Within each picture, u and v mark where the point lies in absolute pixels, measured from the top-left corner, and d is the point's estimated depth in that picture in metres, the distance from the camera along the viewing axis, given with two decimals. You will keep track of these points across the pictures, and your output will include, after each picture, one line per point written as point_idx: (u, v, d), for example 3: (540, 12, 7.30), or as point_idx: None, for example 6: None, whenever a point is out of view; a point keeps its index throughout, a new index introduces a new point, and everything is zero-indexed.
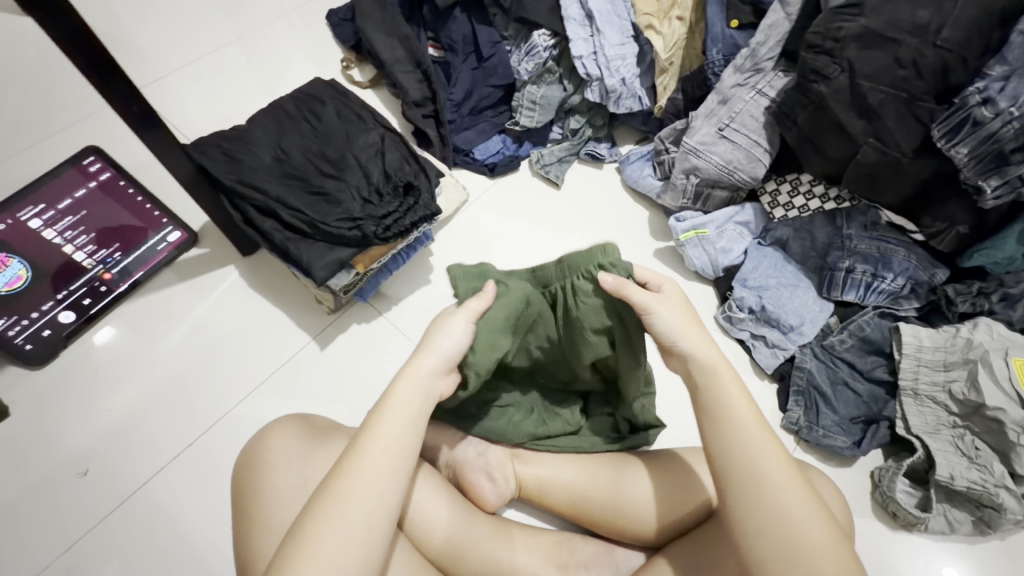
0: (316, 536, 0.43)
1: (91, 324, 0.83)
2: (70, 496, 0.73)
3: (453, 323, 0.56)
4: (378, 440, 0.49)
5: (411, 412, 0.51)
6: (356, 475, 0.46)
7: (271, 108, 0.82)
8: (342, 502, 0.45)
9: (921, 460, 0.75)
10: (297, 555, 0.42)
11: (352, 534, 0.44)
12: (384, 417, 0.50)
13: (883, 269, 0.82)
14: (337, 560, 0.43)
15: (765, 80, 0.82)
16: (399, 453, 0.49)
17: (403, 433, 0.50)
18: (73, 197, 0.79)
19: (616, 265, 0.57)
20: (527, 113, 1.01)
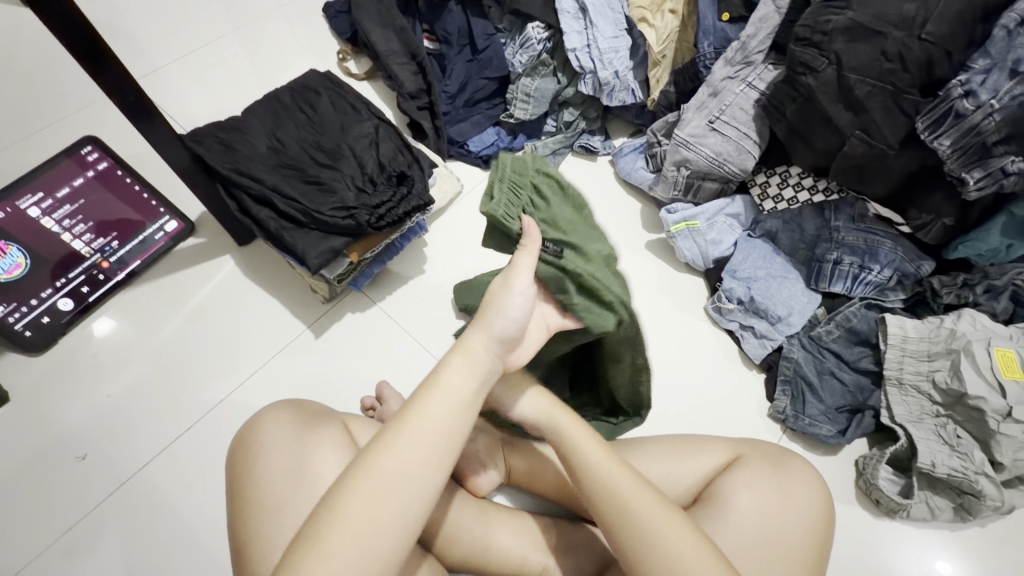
0: (345, 512, 0.42)
1: (85, 316, 0.84)
2: (69, 480, 0.74)
3: (510, 299, 0.54)
4: (423, 417, 0.47)
5: (463, 401, 0.49)
6: (397, 450, 0.45)
7: (267, 99, 0.83)
8: (375, 481, 0.43)
9: (904, 448, 0.76)
10: (324, 530, 0.42)
11: (387, 510, 0.43)
12: (428, 394, 0.48)
13: (870, 260, 0.84)
14: (363, 543, 0.42)
15: (755, 73, 0.83)
16: (444, 436, 0.47)
17: (452, 415, 0.48)
18: (72, 185, 0.80)
19: (524, 168, 0.60)
20: (522, 105, 1.01)
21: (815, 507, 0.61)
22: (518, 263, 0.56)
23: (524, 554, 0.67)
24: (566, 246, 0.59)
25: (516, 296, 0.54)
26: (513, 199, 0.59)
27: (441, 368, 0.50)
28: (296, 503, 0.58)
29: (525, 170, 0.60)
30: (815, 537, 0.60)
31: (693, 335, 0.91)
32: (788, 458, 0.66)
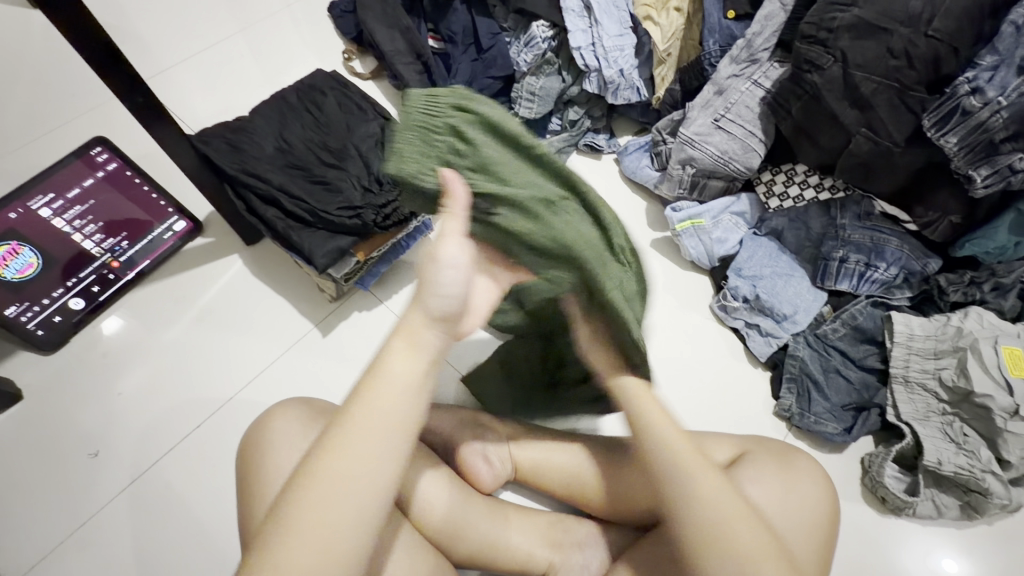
0: (298, 521, 0.42)
1: (96, 315, 0.86)
2: (81, 477, 0.75)
3: (440, 273, 0.49)
4: (367, 414, 0.45)
5: (414, 388, 0.47)
6: (343, 451, 0.44)
7: (274, 100, 0.84)
8: (323, 485, 0.43)
9: (910, 446, 0.76)
10: (279, 541, 0.41)
11: (346, 508, 0.42)
12: (378, 383, 0.46)
13: (876, 258, 0.83)
14: (320, 549, 0.41)
15: (760, 71, 0.83)
16: (391, 429, 0.45)
17: (398, 405, 0.46)
18: (82, 186, 0.81)
19: (443, 105, 0.58)
20: (526, 104, 1.02)
21: (818, 502, 0.62)
22: (444, 229, 0.51)
23: (530, 550, 0.68)
24: (497, 199, 0.55)
25: (449, 270, 0.49)
26: (428, 149, 0.58)
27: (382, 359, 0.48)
28: None
29: (445, 115, 0.58)
30: (819, 533, 0.60)
31: (698, 334, 0.92)
32: (794, 455, 0.66)
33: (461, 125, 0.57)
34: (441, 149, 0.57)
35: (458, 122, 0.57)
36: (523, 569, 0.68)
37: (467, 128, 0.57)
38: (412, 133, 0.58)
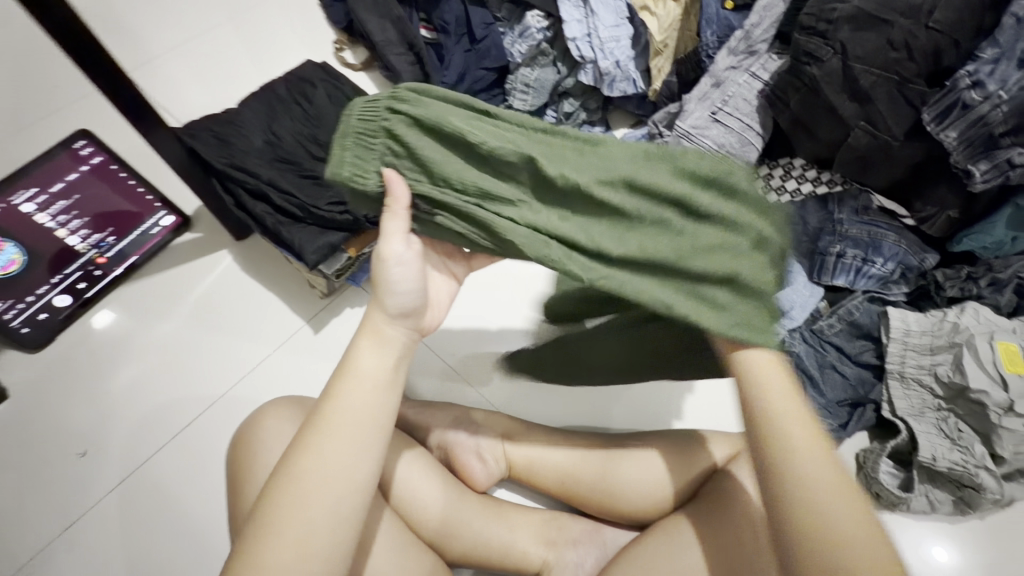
0: (276, 520, 0.42)
1: (88, 308, 0.84)
2: (69, 476, 0.74)
3: (391, 272, 0.50)
4: (339, 410, 0.46)
5: (379, 386, 0.48)
6: (318, 449, 0.44)
7: (263, 91, 0.82)
8: (300, 484, 0.43)
9: (904, 442, 0.76)
10: (257, 542, 0.42)
11: (322, 506, 0.43)
12: (344, 383, 0.47)
13: (873, 253, 0.83)
14: (300, 546, 0.42)
15: (758, 63, 0.82)
16: (365, 424, 0.46)
17: (371, 399, 0.47)
18: (66, 180, 0.79)
19: (377, 104, 0.51)
20: (521, 96, 1.01)
21: None
22: (387, 230, 0.50)
23: (524, 548, 0.68)
24: (440, 206, 0.51)
25: (396, 266, 0.50)
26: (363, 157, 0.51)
27: (351, 357, 0.48)
28: None
29: (377, 120, 0.51)
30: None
31: None
32: None
33: (398, 125, 0.50)
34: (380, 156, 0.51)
35: (394, 123, 0.50)
36: (517, 568, 0.68)
37: (407, 127, 0.50)
38: (347, 144, 0.51)
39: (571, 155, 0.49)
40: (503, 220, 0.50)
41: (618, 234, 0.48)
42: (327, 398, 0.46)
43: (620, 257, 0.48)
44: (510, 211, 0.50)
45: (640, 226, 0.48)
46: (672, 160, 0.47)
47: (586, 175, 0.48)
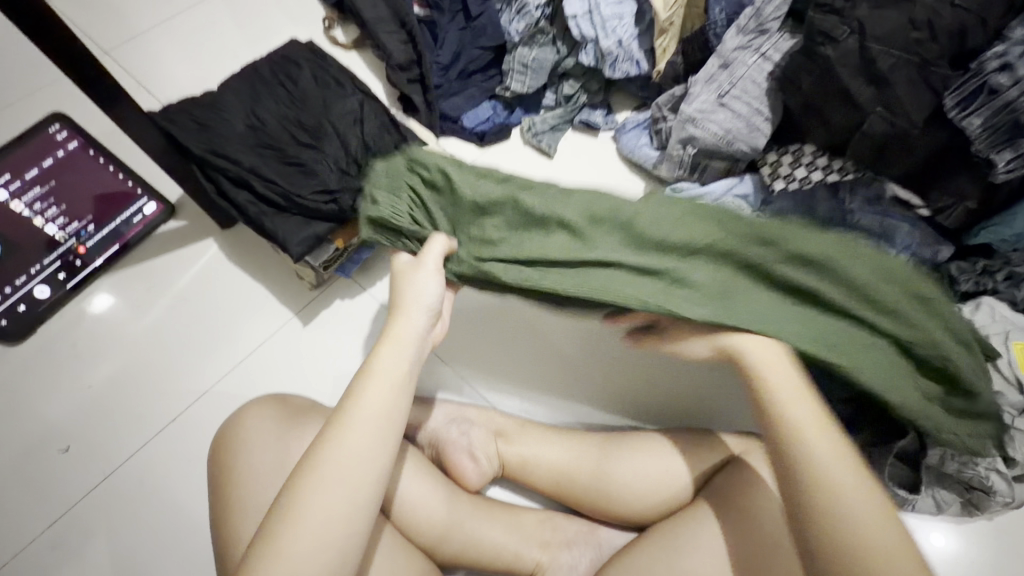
0: (296, 511, 0.42)
1: (81, 293, 0.82)
2: (52, 472, 0.72)
3: (418, 290, 0.54)
4: (362, 406, 0.46)
5: (403, 382, 0.48)
6: (342, 441, 0.44)
7: (245, 72, 0.78)
8: (322, 475, 0.43)
9: (912, 442, 0.71)
10: (278, 532, 0.41)
11: (342, 497, 0.42)
12: (370, 379, 0.47)
13: (886, 244, 0.79)
14: (318, 539, 0.41)
15: (769, 42, 0.77)
16: (385, 420, 0.46)
17: (393, 396, 0.47)
18: (40, 166, 0.77)
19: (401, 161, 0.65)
20: (518, 78, 0.95)
21: None
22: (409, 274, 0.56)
23: (516, 550, 0.66)
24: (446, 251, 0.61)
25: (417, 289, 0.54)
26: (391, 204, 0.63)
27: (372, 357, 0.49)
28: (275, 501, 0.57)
29: (396, 175, 0.63)
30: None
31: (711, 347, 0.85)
32: None
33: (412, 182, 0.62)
34: (397, 206, 0.63)
35: (408, 181, 0.63)
36: (510, 569, 0.66)
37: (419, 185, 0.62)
38: (377, 198, 0.63)
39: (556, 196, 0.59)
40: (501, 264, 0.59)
41: (570, 247, 0.58)
42: (349, 395, 0.47)
43: (581, 261, 0.57)
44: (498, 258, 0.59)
45: (603, 235, 0.58)
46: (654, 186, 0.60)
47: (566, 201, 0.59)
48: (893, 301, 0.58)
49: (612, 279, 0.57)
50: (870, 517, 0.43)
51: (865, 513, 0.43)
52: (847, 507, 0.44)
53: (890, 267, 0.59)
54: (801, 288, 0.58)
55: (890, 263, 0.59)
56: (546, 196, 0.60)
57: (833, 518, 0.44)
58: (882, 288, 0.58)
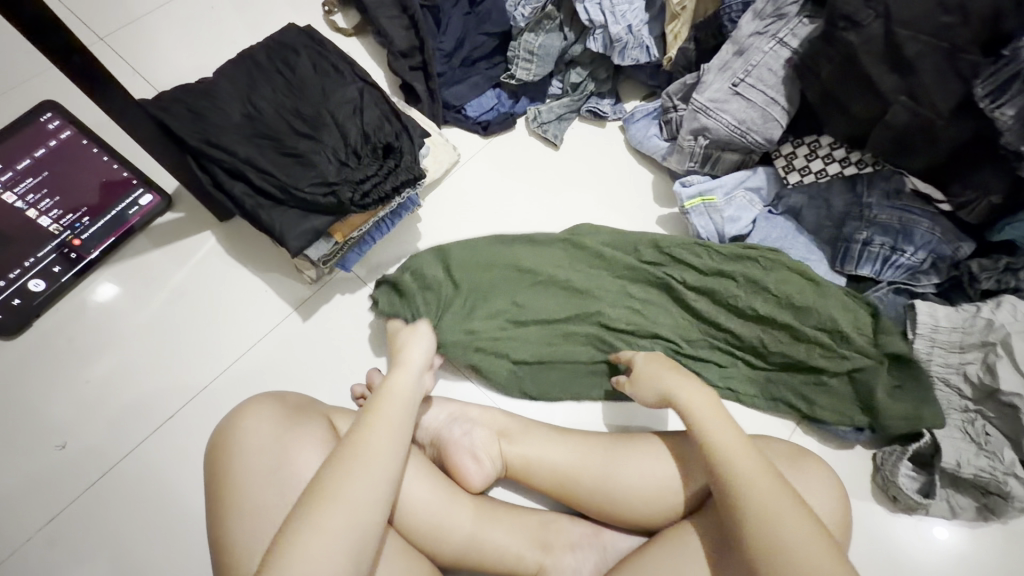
0: (332, 492, 0.50)
1: (83, 279, 0.80)
2: (48, 469, 0.71)
3: (417, 344, 0.67)
4: (380, 418, 0.57)
5: (410, 404, 0.60)
6: (369, 441, 0.54)
7: (241, 59, 0.75)
8: (353, 467, 0.52)
9: (927, 445, 0.72)
10: (315, 508, 0.49)
11: (366, 484, 0.51)
12: (384, 402, 0.59)
13: (904, 241, 0.76)
14: (348, 518, 0.49)
15: (787, 28, 0.74)
16: (399, 431, 0.57)
17: (405, 414, 0.59)
18: (33, 157, 0.77)
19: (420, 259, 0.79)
20: (524, 65, 0.92)
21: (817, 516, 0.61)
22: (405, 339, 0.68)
23: (518, 552, 0.65)
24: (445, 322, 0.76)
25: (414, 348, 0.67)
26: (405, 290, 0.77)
27: (388, 385, 0.61)
28: (273, 503, 0.56)
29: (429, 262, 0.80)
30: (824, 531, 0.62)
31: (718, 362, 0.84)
32: (803, 459, 0.67)
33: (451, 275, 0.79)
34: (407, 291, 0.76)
35: (452, 274, 0.79)
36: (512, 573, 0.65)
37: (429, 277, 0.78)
38: (403, 276, 0.77)
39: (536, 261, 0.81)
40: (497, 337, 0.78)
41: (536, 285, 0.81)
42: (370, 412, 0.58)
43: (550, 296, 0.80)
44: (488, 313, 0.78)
45: (570, 277, 0.81)
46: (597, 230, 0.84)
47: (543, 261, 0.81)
48: (805, 330, 0.75)
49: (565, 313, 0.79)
50: (786, 507, 0.52)
51: (783, 505, 0.52)
52: (768, 500, 0.53)
53: (803, 290, 0.76)
54: (742, 339, 0.78)
55: (805, 289, 0.76)
56: (547, 265, 0.81)
57: (758, 510, 0.52)
58: (788, 331, 0.76)
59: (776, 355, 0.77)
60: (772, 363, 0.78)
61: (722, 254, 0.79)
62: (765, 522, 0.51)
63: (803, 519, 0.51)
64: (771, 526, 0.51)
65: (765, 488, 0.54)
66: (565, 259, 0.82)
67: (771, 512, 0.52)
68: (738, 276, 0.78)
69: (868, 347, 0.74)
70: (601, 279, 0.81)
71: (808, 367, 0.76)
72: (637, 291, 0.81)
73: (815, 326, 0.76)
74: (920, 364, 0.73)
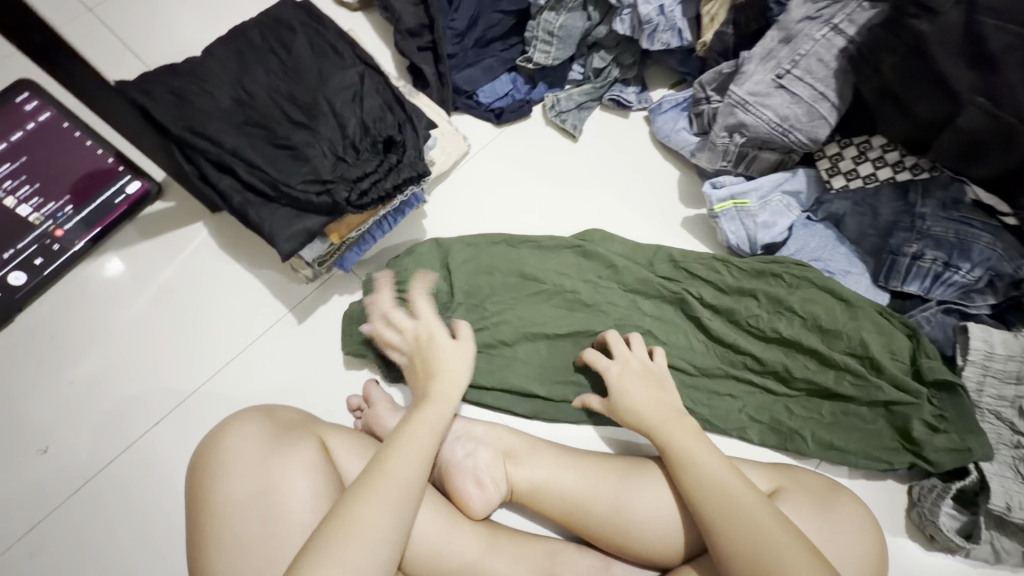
0: (358, 520, 0.47)
1: (88, 257, 0.77)
2: (28, 476, 0.68)
3: (457, 363, 0.63)
4: (405, 445, 0.53)
5: (436, 427, 0.56)
6: (395, 469, 0.51)
7: (232, 36, 0.68)
8: (379, 495, 0.49)
9: (972, 483, 0.65)
10: (336, 539, 0.45)
11: (389, 515, 0.48)
12: (416, 428, 0.55)
13: (959, 257, 0.68)
14: (368, 551, 0.46)
15: (843, 13, 0.66)
16: (424, 458, 0.53)
17: (433, 440, 0.55)
18: (10, 140, 0.71)
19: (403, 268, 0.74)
20: (542, 47, 0.84)
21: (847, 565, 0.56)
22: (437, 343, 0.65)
23: None
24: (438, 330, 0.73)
25: (460, 357, 0.64)
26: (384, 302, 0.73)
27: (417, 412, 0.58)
28: (256, 534, 0.51)
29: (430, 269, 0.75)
30: None
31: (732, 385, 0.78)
32: (836, 496, 0.61)
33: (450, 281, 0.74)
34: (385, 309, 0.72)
35: (452, 278, 0.74)
36: None
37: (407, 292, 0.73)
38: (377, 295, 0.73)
39: (532, 258, 0.76)
40: (494, 353, 0.73)
41: (545, 296, 0.74)
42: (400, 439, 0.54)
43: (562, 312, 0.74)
44: (491, 328, 0.73)
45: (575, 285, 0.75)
46: (609, 236, 0.78)
47: (548, 269, 0.76)
48: (834, 355, 0.69)
49: (572, 328, 0.73)
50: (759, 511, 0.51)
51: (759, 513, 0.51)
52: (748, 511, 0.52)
53: (832, 311, 0.70)
54: (763, 363, 0.71)
55: (835, 312, 0.70)
56: (553, 271, 0.75)
57: (729, 520, 0.51)
58: (813, 353, 0.70)
59: (800, 382, 0.70)
60: (793, 394, 0.71)
61: (745, 270, 0.73)
62: (737, 533, 0.50)
63: (777, 522, 0.51)
64: (755, 540, 0.50)
65: (736, 495, 0.53)
66: (576, 266, 0.76)
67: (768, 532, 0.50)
68: (760, 295, 0.72)
69: (905, 375, 0.68)
70: (611, 294, 0.74)
71: (837, 397, 0.69)
72: (651, 305, 0.74)
73: (842, 350, 0.69)
74: (959, 392, 0.66)
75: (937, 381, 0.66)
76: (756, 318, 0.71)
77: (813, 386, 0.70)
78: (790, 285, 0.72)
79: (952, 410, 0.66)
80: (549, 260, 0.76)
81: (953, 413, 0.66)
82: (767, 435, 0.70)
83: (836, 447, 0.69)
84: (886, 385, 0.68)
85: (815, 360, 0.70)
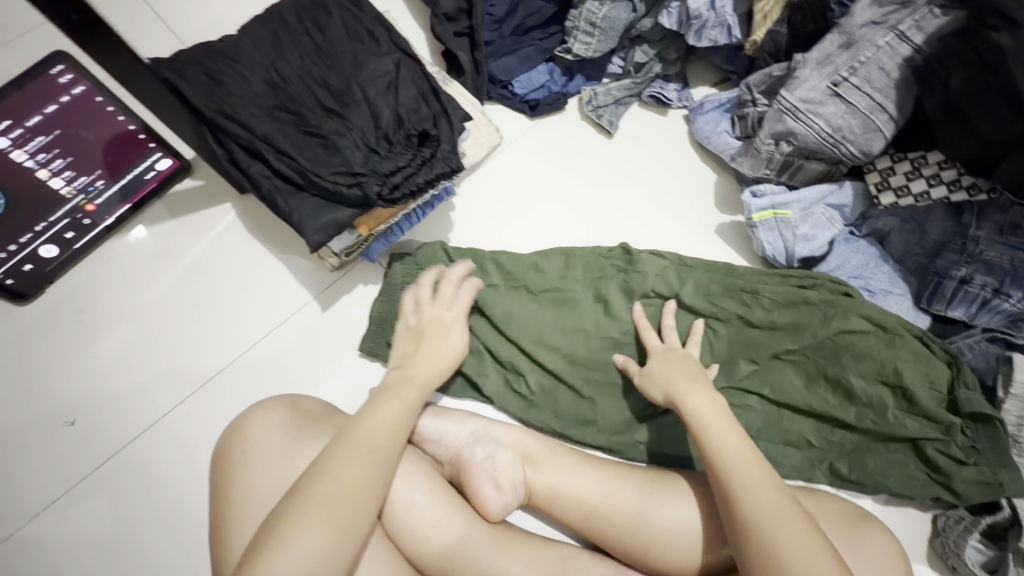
0: (332, 465, 0.47)
1: (115, 233, 0.77)
2: (57, 445, 0.69)
3: (443, 349, 0.62)
4: (378, 411, 0.54)
5: (415, 405, 0.56)
6: (369, 425, 0.52)
7: (267, 15, 0.67)
8: (351, 445, 0.49)
9: (1003, 519, 0.63)
10: (311, 483, 0.46)
11: (361, 467, 0.48)
12: (387, 397, 0.55)
13: (1011, 284, 0.65)
14: (342, 492, 0.46)
15: (912, 18, 0.63)
16: (400, 423, 0.54)
17: (408, 411, 0.55)
18: (43, 113, 0.71)
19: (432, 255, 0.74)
20: (583, 38, 0.81)
21: None
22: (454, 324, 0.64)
23: None
24: None
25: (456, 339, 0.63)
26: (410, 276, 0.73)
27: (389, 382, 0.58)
28: None
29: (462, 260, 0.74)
30: None
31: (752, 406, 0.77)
32: (864, 523, 0.59)
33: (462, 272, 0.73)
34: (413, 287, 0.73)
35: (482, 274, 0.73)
36: None
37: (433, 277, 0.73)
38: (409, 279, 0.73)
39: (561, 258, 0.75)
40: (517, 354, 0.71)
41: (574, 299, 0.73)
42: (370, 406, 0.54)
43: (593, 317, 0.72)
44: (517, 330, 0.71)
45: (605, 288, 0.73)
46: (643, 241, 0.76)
47: (578, 271, 0.74)
48: (863, 384, 0.67)
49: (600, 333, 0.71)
50: (741, 460, 0.53)
51: (749, 474, 0.52)
52: (722, 444, 0.54)
53: (867, 337, 0.67)
54: (789, 386, 0.69)
55: (871, 338, 0.67)
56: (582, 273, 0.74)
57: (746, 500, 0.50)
58: (841, 379, 0.67)
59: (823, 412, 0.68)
60: (812, 422, 0.68)
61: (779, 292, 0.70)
62: (754, 514, 0.49)
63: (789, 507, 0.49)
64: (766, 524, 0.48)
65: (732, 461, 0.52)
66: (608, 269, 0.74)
67: (773, 516, 0.48)
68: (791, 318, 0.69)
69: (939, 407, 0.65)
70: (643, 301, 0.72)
71: (858, 433, 0.67)
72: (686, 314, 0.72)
73: (870, 380, 0.67)
74: (991, 423, 0.63)
75: (973, 414, 0.64)
76: (783, 339, 0.69)
77: (831, 420, 0.68)
78: (824, 307, 0.69)
79: (982, 443, 0.63)
80: (577, 261, 0.75)
81: (989, 447, 0.63)
82: (790, 454, 0.68)
83: (855, 482, 0.67)
84: (916, 419, 0.65)
85: (839, 388, 0.68)
